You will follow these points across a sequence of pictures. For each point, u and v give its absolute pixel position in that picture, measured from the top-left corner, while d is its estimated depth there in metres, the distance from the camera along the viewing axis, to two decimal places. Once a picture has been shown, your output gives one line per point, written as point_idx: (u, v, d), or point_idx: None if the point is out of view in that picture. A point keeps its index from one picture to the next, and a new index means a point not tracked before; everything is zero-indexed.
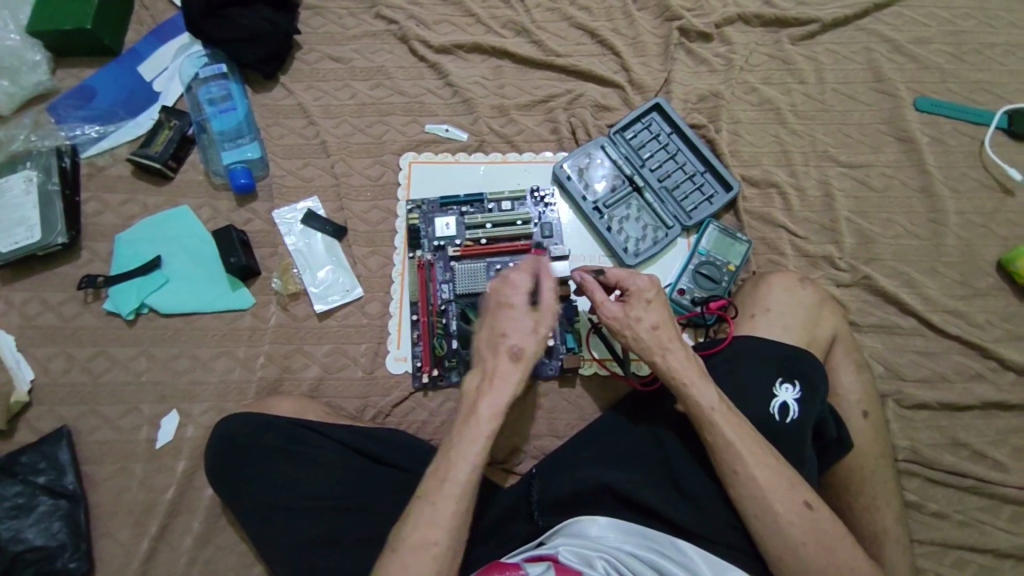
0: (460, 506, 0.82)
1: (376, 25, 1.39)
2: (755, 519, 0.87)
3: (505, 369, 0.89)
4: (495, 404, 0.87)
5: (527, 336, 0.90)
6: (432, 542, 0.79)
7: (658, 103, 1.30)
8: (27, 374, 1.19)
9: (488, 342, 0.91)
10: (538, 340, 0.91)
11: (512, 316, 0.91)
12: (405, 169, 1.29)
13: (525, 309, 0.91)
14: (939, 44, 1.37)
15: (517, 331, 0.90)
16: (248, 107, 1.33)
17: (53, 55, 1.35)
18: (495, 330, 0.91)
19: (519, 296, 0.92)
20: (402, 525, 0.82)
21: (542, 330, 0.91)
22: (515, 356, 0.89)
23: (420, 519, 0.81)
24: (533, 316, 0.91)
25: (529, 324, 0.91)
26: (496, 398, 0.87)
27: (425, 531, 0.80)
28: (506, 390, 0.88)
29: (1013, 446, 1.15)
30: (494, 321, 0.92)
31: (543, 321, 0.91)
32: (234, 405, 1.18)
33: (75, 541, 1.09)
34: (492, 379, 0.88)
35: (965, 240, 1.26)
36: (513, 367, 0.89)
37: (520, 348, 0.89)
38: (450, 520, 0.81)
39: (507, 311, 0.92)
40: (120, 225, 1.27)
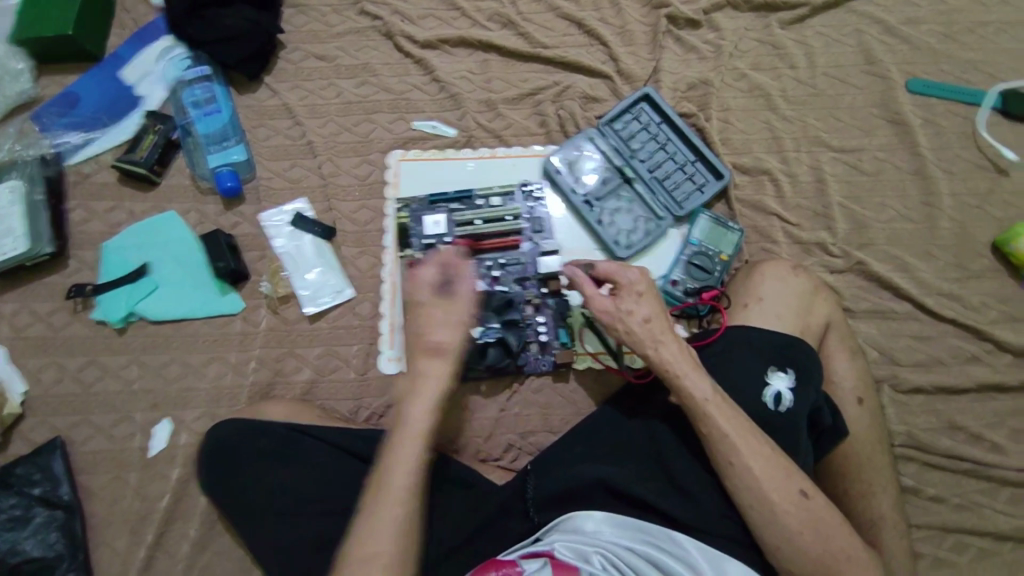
0: (404, 509, 0.82)
1: (360, 22, 1.37)
2: (750, 510, 0.86)
3: (432, 366, 0.90)
4: (426, 403, 0.88)
5: (451, 331, 0.91)
6: (383, 543, 0.80)
7: (647, 92, 1.28)
8: (18, 386, 1.19)
9: (410, 342, 0.92)
10: (461, 334, 0.91)
11: (433, 312, 0.91)
12: (393, 167, 1.28)
13: (439, 304, 0.91)
14: (930, 24, 1.35)
15: (441, 326, 0.91)
16: (232, 109, 1.32)
17: (36, 63, 1.34)
18: (414, 330, 0.92)
19: (426, 291, 0.92)
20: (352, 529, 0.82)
21: (464, 323, 0.91)
22: (440, 352, 0.90)
23: (369, 520, 0.81)
24: (448, 309, 0.91)
25: (451, 319, 0.91)
26: (427, 395, 0.89)
27: (371, 538, 0.80)
28: (437, 387, 0.89)
29: (1012, 428, 1.14)
30: (412, 320, 0.93)
31: (460, 313, 0.92)
32: (227, 410, 1.17)
33: (72, 551, 1.09)
34: (420, 378, 0.89)
35: (960, 223, 1.24)
36: (439, 363, 0.90)
37: (446, 344, 0.90)
38: (397, 518, 0.81)
39: (422, 308, 0.92)
40: (108, 232, 1.27)
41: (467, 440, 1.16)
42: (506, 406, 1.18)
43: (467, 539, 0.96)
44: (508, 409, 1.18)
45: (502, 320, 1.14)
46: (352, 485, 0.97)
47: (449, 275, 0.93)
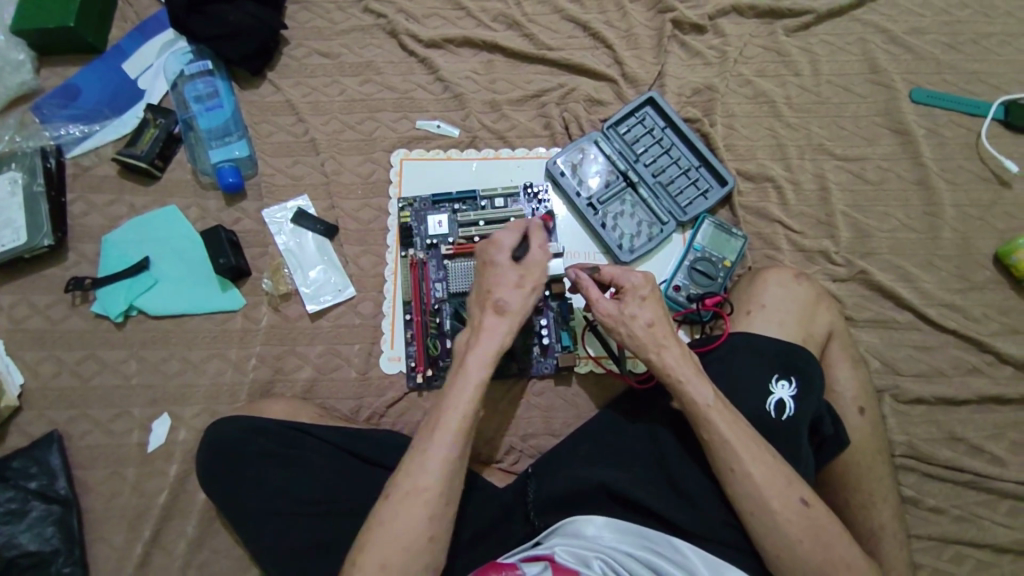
0: (454, 451, 0.83)
1: (364, 19, 1.37)
2: (752, 517, 0.86)
3: (493, 322, 0.90)
4: (479, 356, 0.88)
5: (513, 290, 0.92)
6: (424, 486, 0.80)
7: (652, 96, 1.28)
8: (16, 378, 1.17)
9: (478, 300, 0.94)
10: (525, 297, 0.92)
11: (498, 273, 0.94)
12: (396, 166, 1.28)
13: (508, 264, 0.94)
14: (934, 34, 1.36)
15: (502, 285, 0.93)
16: (235, 105, 1.31)
17: (37, 54, 1.33)
18: (483, 289, 0.94)
19: (503, 254, 0.95)
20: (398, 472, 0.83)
21: (527, 285, 0.93)
22: (500, 309, 0.91)
23: (414, 463, 0.82)
24: (519, 270, 0.94)
25: (513, 279, 0.93)
26: (484, 347, 0.89)
27: (418, 475, 0.81)
28: (493, 341, 0.89)
29: (1011, 440, 1.15)
30: (482, 281, 0.95)
31: (528, 276, 0.94)
32: (226, 407, 1.16)
33: (69, 546, 1.08)
34: (481, 331, 0.90)
35: (961, 233, 1.25)
36: (499, 320, 0.90)
37: (508, 301, 0.91)
38: (446, 465, 0.82)
39: (491, 268, 0.95)
40: (108, 226, 1.25)
41: (467, 442, 1.16)
42: (506, 408, 1.18)
43: (466, 542, 0.95)
44: (508, 411, 1.18)
45: None
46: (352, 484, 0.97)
47: (537, 244, 0.97)
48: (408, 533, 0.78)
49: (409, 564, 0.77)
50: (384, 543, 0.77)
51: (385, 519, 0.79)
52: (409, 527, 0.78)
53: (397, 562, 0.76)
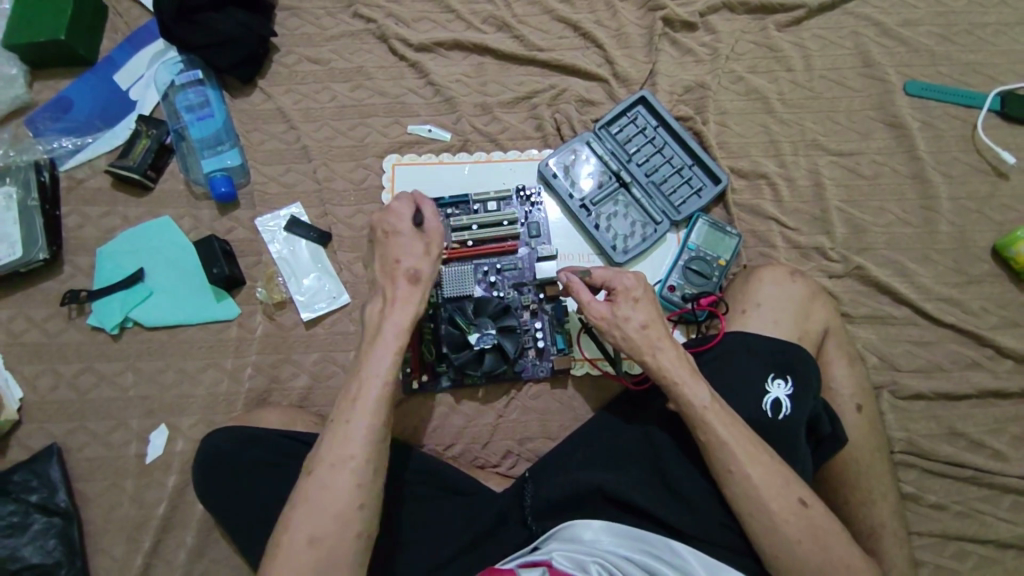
0: (376, 421, 0.83)
1: (354, 25, 1.36)
2: (750, 518, 0.85)
3: (404, 293, 0.90)
4: (396, 328, 0.87)
5: (420, 258, 0.92)
6: (348, 457, 0.80)
7: (644, 96, 1.27)
8: (15, 392, 1.18)
9: (382, 271, 0.92)
10: (431, 263, 0.93)
11: (403, 242, 0.93)
12: (388, 172, 1.27)
13: (411, 234, 0.93)
14: (928, 26, 1.34)
15: (409, 255, 0.92)
16: (226, 114, 1.31)
17: (29, 68, 1.33)
18: (388, 259, 0.92)
19: (404, 222, 0.94)
20: (318, 446, 0.82)
21: (429, 253, 0.93)
22: (411, 279, 0.90)
23: (333, 436, 0.82)
24: (422, 239, 0.94)
25: (418, 248, 0.93)
26: (397, 317, 0.88)
27: (342, 446, 0.81)
28: (407, 310, 0.89)
29: (1011, 434, 1.14)
30: (385, 251, 0.93)
31: (432, 244, 0.94)
32: (223, 417, 1.17)
33: (70, 557, 1.08)
34: (391, 303, 0.89)
35: (958, 227, 1.24)
36: (411, 289, 0.90)
37: (420, 271, 0.91)
38: (365, 434, 0.82)
39: (394, 239, 0.93)
40: (102, 238, 1.26)
41: (463, 447, 1.16)
42: (504, 412, 1.18)
43: (464, 548, 0.94)
44: (506, 415, 1.18)
45: (499, 327, 1.10)
46: None
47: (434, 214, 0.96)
48: (330, 506, 0.78)
49: (340, 531, 0.77)
50: (311, 518, 0.78)
51: (313, 491, 0.79)
52: (335, 497, 0.79)
53: (327, 534, 0.77)
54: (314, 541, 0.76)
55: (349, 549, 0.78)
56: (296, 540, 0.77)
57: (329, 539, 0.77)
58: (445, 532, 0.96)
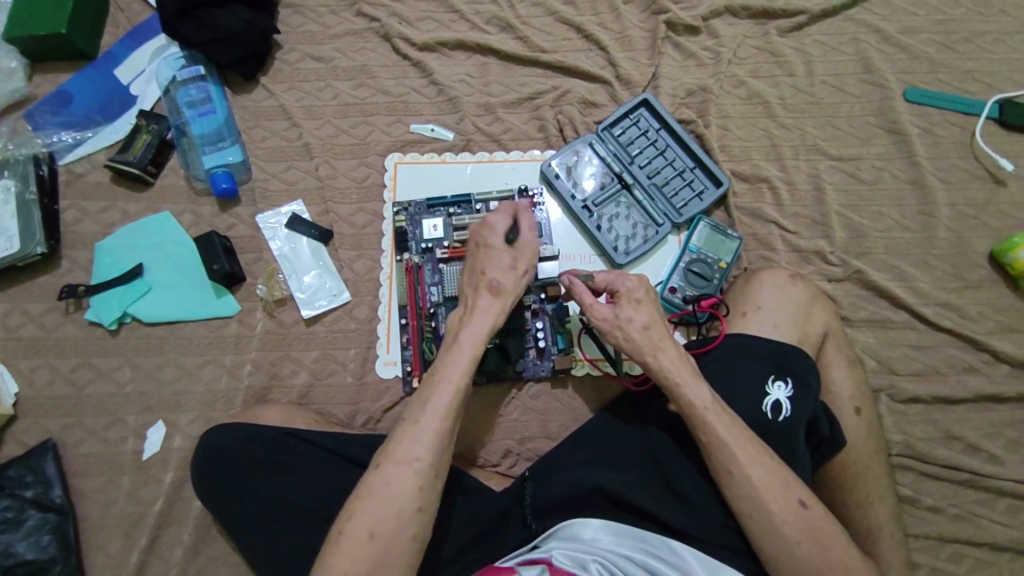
0: (441, 428, 0.84)
1: (357, 23, 1.36)
2: (750, 518, 0.86)
3: (485, 303, 0.91)
4: (474, 338, 0.88)
5: (506, 271, 0.92)
6: (415, 460, 0.81)
7: (646, 98, 1.28)
8: (10, 387, 1.16)
9: (471, 280, 0.94)
10: (519, 278, 0.93)
11: (496, 253, 0.94)
12: (390, 170, 1.27)
13: (504, 248, 0.94)
14: (927, 33, 1.36)
15: (495, 267, 0.93)
16: (228, 110, 1.30)
17: (29, 61, 1.32)
18: (476, 268, 0.94)
19: (497, 236, 0.95)
20: (387, 447, 0.84)
21: (520, 269, 0.93)
22: (494, 291, 0.91)
23: (404, 438, 0.83)
24: (511, 253, 0.94)
25: (508, 261, 0.93)
26: (478, 326, 0.89)
27: (409, 448, 0.82)
28: (486, 321, 0.90)
29: (1008, 438, 1.15)
30: (477, 260, 0.95)
31: (519, 259, 0.94)
32: (221, 414, 1.16)
33: (65, 554, 1.07)
34: (473, 312, 0.90)
35: (956, 232, 1.25)
36: (492, 301, 0.91)
37: (500, 282, 0.92)
38: (434, 440, 0.83)
39: (485, 251, 0.95)
40: (100, 233, 1.25)
41: (463, 446, 1.16)
42: (503, 411, 1.18)
43: (464, 548, 0.94)
44: (505, 415, 1.18)
45: (501, 326, 1.09)
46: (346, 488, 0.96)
47: (529, 230, 0.97)
48: (396, 505, 0.79)
49: (397, 531, 0.78)
50: (372, 516, 0.79)
51: (374, 490, 0.80)
52: (396, 496, 0.80)
53: (386, 532, 0.78)
54: (374, 535, 0.77)
55: (406, 547, 0.79)
56: (359, 535, 0.78)
57: (388, 536, 0.78)
58: (445, 531, 0.95)
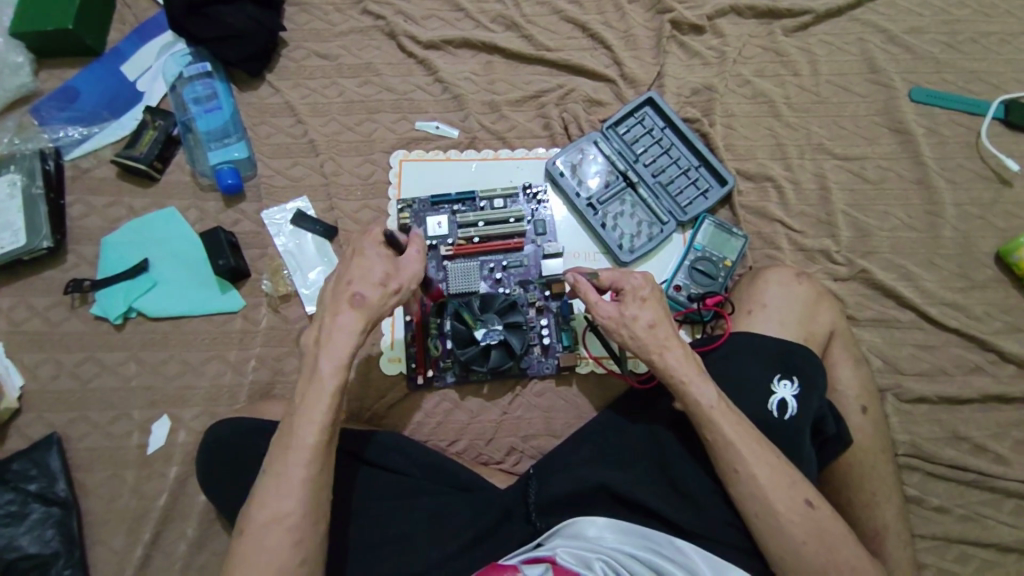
0: (309, 469, 0.82)
1: (363, 21, 1.37)
2: (755, 517, 0.85)
3: (346, 318, 0.88)
4: (334, 357, 0.86)
5: (373, 286, 0.89)
6: (290, 480, 0.81)
7: (651, 96, 1.28)
8: (15, 380, 1.17)
9: (333, 291, 0.90)
10: (385, 295, 0.90)
11: (362, 263, 0.91)
12: (395, 167, 1.27)
13: (374, 258, 0.91)
14: (933, 34, 1.36)
15: (364, 280, 0.89)
16: (234, 106, 1.30)
17: (36, 56, 1.33)
18: (342, 279, 0.90)
19: (371, 246, 0.92)
20: (268, 469, 0.83)
21: (390, 285, 0.90)
22: (356, 304, 0.88)
23: (279, 461, 0.83)
24: (383, 266, 0.91)
25: (377, 275, 0.90)
26: (337, 350, 0.86)
27: (278, 500, 0.81)
28: (347, 338, 0.87)
29: (1014, 439, 1.14)
30: (343, 270, 0.91)
31: (392, 275, 0.91)
32: (226, 409, 1.16)
33: (68, 548, 1.07)
34: (332, 329, 0.87)
35: (962, 232, 1.25)
36: (354, 316, 0.88)
37: (364, 296, 0.89)
38: (306, 459, 0.82)
39: (356, 260, 0.91)
40: (106, 228, 1.25)
41: (466, 443, 1.16)
42: (508, 409, 1.18)
43: (468, 545, 0.93)
44: (510, 412, 1.17)
45: (505, 323, 1.09)
46: (353, 487, 0.98)
47: (414, 250, 0.95)
48: (278, 530, 0.79)
49: None
50: (256, 542, 0.79)
51: (248, 549, 0.79)
52: (273, 553, 0.78)
53: None
54: None
55: None
56: (247, 566, 0.78)
57: None
58: (447, 529, 0.94)
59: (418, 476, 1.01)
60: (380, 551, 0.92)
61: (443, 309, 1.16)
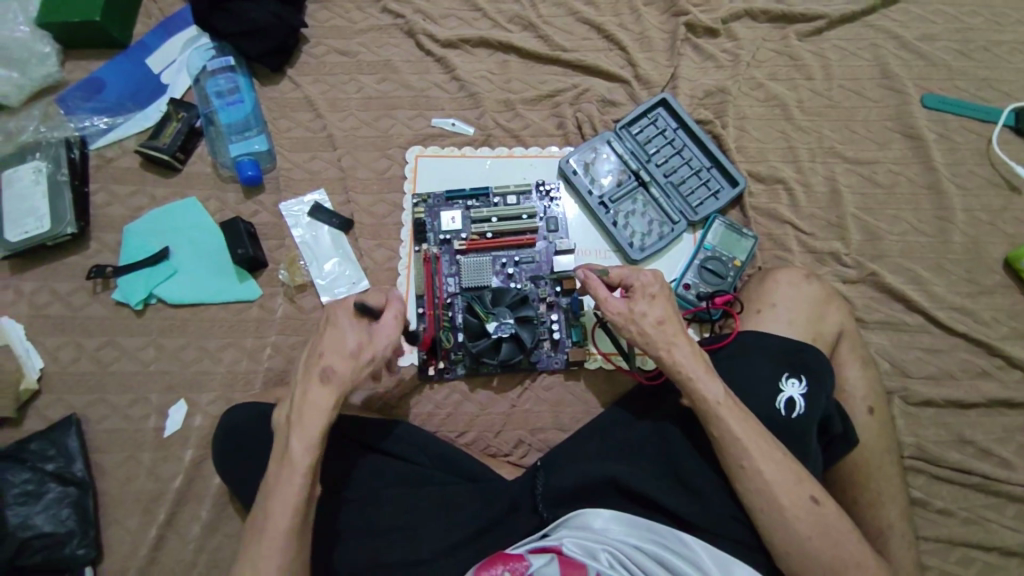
0: (283, 551, 0.82)
1: (382, 19, 1.39)
2: (761, 513, 0.87)
3: (318, 395, 0.88)
4: (305, 437, 0.86)
5: (346, 359, 0.90)
6: (263, 565, 0.82)
7: (664, 98, 1.29)
8: (36, 362, 1.20)
9: (307, 364, 0.91)
10: (355, 370, 0.90)
11: (335, 334, 0.91)
12: (411, 163, 1.30)
13: (348, 331, 0.91)
14: (946, 41, 1.37)
15: (337, 353, 0.90)
16: (255, 100, 1.33)
17: (62, 46, 1.36)
18: (314, 352, 0.91)
19: (345, 318, 0.92)
20: (245, 549, 0.84)
21: (363, 358, 0.90)
22: (327, 380, 0.89)
23: (255, 544, 0.83)
24: (356, 340, 0.91)
25: (351, 347, 0.90)
26: (307, 429, 0.87)
27: None
28: (317, 416, 0.87)
29: (1020, 443, 1.15)
30: (316, 343, 0.92)
31: (365, 347, 0.91)
32: (241, 395, 1.19)
33: (83, 527, 1.10)
34: (303, 407, 0.88)
35: (971, 237, 1.26)
36: (325, 395, 0.88)
37: (334, 370, 0.89)
38: (280, 543, 0.82)
39: (331, 330, 0.92)
40: (129, 216, 1.28)
41: (476, 435, 1.17)
42: (517, 402, 1.19)
43: (476, 534, 0.94)
44: (519, 405, 1.19)
45: (517, 316, 1.11)
46: (363, 474, 1.00)
47: (389, 316, 0.94)
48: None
49: None
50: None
51: None
52: None
53: None
54: None
55: None
56: None
57: None
58: (454, 517, 0.95)
59: (428, 466, 1.03)
60: (390, 536, 0.94)
61: (455, 303, 1.17)
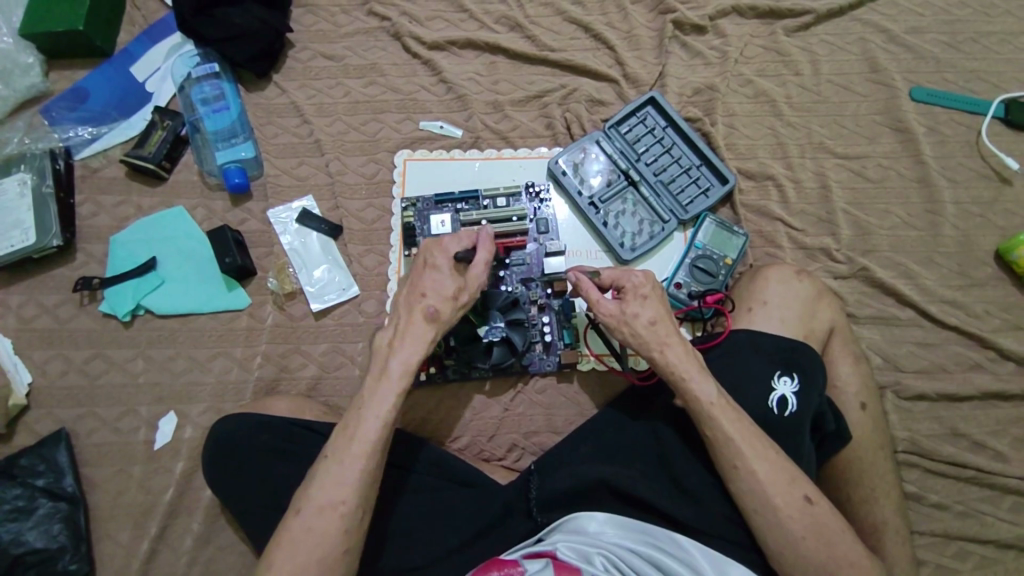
0: (368, 464, 0.83)
1: (368, 22, 1.38)
2: (754, 513, 0.86)
3: (419, 327, 0.90)
4: (405, 359, 0.88)
5: (445, 300, 0.91)
6: (348, 469, 0.83)
7: (653, 96, 1.29)
8: (24, 377, 1.19)
9: (407, 298, 0.93)
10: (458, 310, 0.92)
11: (436, 276, 0.93)
12: (399, 166, 1.29)
13: (448, 272, 0.93)
14: (934, 33, 1.36)
15: (437, 293, 0.92)
16: (240, 107, 1.32)
17: (46, 57, 1.35)
18: (416, 289, 0.93)
19: (444, 259, 0.94)
20: (336, 438, 0.86)
21: (461, 300, 0.92)
22: (429, 315, 0.90)
23: (341, 449, 0.84)
24: (455, 281, 0.93)
25: (450, 289, 0.92)
26: (406, 351, 0.88)
27: (333, 490, 0.82)
28: (417, 344, 0.89)
29: (1014, 436, 1.15)
30: (416, 281, 0.93)
31: (464, 291, 0.93)
32: (232, 405, 1.18)
33: (75, 543, 1.09)
34: (403, 334, 0.89)
35: (962, 230, 1.25)
36: (426, 327, 0.90)
37: (436, 309, 0.91)
38: (367, 453, 0.84)
39: (431, 271, 0.93)
40: (116, 226, 1.27)
41: (469, 441, 1.17)
42: (510, 406, 1.19)
43: (469, 541, 0.93)
44: (512, 408, 1.19)
45: (508, 320, 1.10)
46: None
47: (482, 260, 0.94)
48: (350, 468, 0.83)
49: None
50: (308, 522, 0.80)
51: (296, 536, 0.79)
52: (320, 538, 0.79)
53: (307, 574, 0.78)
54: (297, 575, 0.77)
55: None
56: (294, 548, 0.79)
57: None
58: (450, 524, 0.95)
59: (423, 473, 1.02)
60: (384, 543, 0.94)
61: None
